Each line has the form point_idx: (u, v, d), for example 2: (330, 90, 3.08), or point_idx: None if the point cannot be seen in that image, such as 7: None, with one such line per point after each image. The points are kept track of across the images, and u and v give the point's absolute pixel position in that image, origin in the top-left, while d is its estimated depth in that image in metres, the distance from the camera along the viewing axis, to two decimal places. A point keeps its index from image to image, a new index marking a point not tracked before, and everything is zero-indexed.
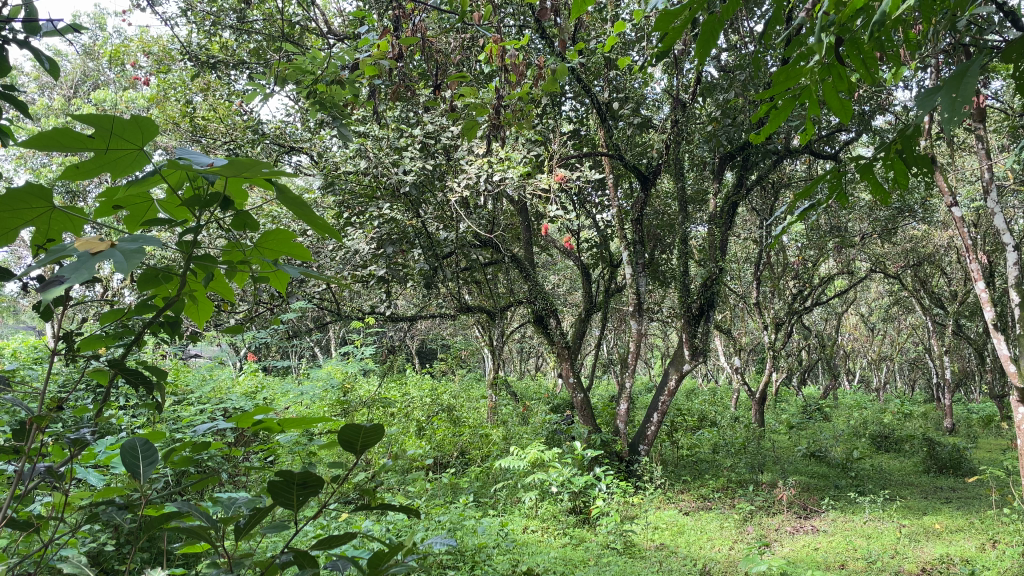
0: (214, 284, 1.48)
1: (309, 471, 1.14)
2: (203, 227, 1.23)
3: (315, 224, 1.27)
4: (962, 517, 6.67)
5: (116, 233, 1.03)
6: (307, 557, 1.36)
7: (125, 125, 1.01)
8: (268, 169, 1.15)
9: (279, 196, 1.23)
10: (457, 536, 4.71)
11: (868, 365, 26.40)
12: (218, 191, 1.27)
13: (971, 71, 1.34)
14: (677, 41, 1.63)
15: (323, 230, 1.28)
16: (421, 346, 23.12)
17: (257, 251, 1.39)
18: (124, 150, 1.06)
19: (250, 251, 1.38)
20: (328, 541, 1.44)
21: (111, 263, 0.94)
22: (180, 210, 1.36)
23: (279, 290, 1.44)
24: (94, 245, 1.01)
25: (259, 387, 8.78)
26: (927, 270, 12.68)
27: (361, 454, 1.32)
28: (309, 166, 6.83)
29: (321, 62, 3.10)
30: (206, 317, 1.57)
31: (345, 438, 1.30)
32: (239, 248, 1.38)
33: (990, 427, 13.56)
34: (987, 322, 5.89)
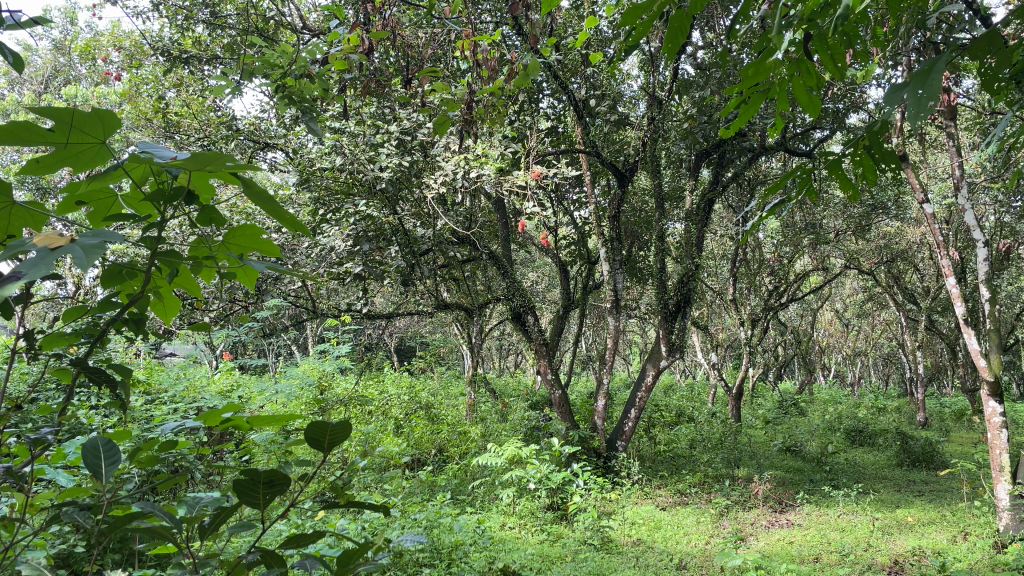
0: (180, 280, 1.44)
1: (275, 470, 1.11)
2: (167, 224, 1.19)
3: (284, 219, 1.24)
4: (934, 510, 6.76)
5: (77, 228, 1.00)
6: (274, 556, 1.33)
7: (87, 118, 0.97)
8: (235, 163, 1.12)
9: (246, 189, 1.19)
10: (434, 534, 4.66)
11: (843, 360, 26.78)
12: (183, 185, 1.23)
13: (939, 68, 1.34)
14: (647, 36, 1.62)
15: (291, 224, 1.24)
16: (400, 343, 23.12)
17: (223, 247, 1.34)
18: (86, 144, 1.02)
19: (217, 247, 1.34)
20: (297, 539, 1.40)
21: (71, 258, 0.90)
22: (145, 205, 1.32)
23: (247, 285, 1.40)
24: (53, 241, 0.97)
25: (234, 386, 8.71)
26: (900, 267, 12.83)
27: (331, 452, 1.29)
28: (284, 163, 6.77)
29: (291, 57, 3.06)
30: (173, 313, 1.53)
31: (314, 436, 1.26)
32: (206, 244, 1.34)
33: (962, 421, 13.75)
34: (958, 317, 5.94)
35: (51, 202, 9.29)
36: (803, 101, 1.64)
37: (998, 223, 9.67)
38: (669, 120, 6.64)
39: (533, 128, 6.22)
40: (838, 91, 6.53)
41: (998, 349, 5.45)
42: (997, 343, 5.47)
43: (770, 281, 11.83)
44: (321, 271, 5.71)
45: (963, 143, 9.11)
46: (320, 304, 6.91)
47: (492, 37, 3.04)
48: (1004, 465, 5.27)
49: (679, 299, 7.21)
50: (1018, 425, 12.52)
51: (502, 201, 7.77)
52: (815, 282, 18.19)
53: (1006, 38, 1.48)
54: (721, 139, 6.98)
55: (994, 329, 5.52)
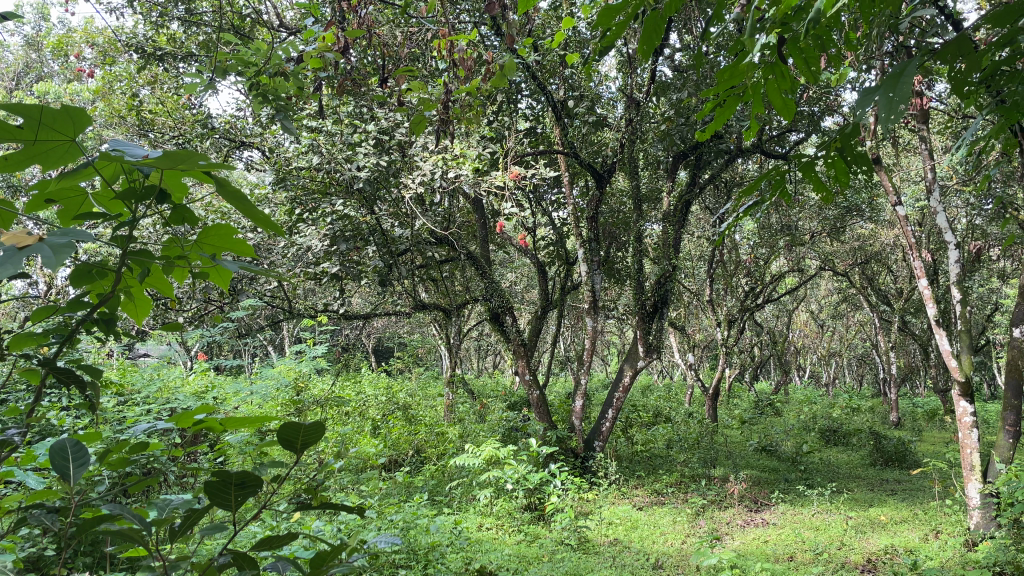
0: (151, 280, 1.41)
1: (247, 471, 1.09)
2: (138, 222, 1.17)
3: (256, 218, 1.22)
4: (906, 509, 6.85)
5: (45, 228, 0.98)
6: (246, 557, 1.31)
7: (56, 115, 0.95)
8: (207, 162, 1.09)
9: (218, 188, 1.17)
10: (410, 535, 4.65)
11: (818, 360, 27.07)
12: (155, 184, 1.21)
13: (908, 71, 1.35)
14: (622, 37, 1.62)
15: (264, 223, 1.23)
16: (378, 343, 23.03)
17: (195, 247, 1.31)
18: (56, 143, 1.00)
19: (190, 246, 1.32)
20: (270, 540, 1.38)
21: (39, 258, 0.89)
22: (116, 203, 1.29)
23: (219, 285, 1.38)
24: (20, 240, 0.95)
25: (208, 386, 8.63)
26: (873, 268, 12.99)
27: (303, 454, 1.28)
28: (260, 162, 6.72)
29: (265, 54, 3.03)
30: (144, 313, 1.50)
31: (287, 437, 1.25)
32: (178, 243, 1.31)
33: (934, 421, 13.94)
34: (930, 318, 6.00)
35: (21, 200, 9.15)
36: (777, 104, 1.64)
37: (970, 225, 9.81)
38: (646, 121, 6.67)
39: (511, 129, 6.21)
40: (813, 94, 6.58)
41: (969, 349, 5.52)
42: (968, 344, 5.54)
43: (746, 282, 11.92)
44: (297, 271, 5.67)
45: (934, 146, 9.24)
46: (296, 304, 6.86)
47: (469, 36, 3.02)
48: (974, 464, 5.34)
49: (656, 300, 7.24)
50: (988, 424, 12.72)
51: (480, 201, 7.75)
52: (791, 283, 18.37)
53: (973, 41, 1.49)
54: (698, 141, 7.01)
55: (965, 331, 5.59)
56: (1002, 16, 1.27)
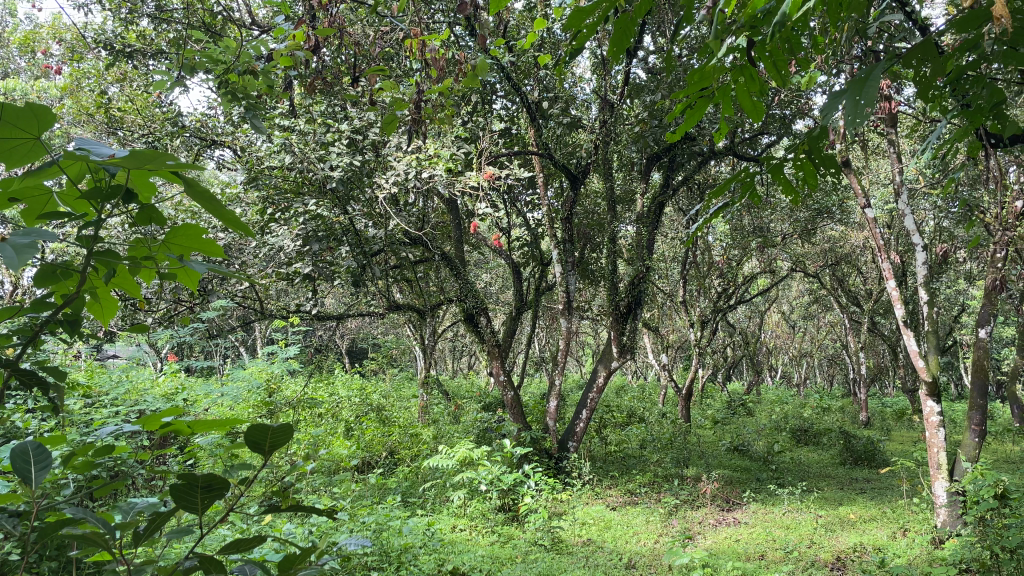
0: (117, 281, 1.38)
1: (214, 472, 1.06)
2: (104, 222, 1.14)
3: (225, 217, 1.19)
4: (875, 507, 6.95)
5: (7, 228, 0.95)
6: (210, 560, 1.28)
7: (22, 113, 0.92)
8: (174, 162, 1.06)
9: (186, 189, 1.14)
10: (383, 537, 4.63)
11: (789, 361, 27.40)
12: (121, 183, 1.18)
13: (874, 75, 1.36)
14: (592, 38, 1.62)
15: (232, 222, 1.20)
16: (352, 345, 22.92)
17: (163, 247, 1.28)
18: (22, 144, 0.97)
19: (157, 246, 1.29)
20: (236, 542, 1.35)
21: (2, 259, 0.86)
22: (82, 203, 1.25)
23: (187, 286, 1.35)
24: None
25: (178, 388, 8.53)
26: (843, 270, 13.17)
27: (271, 455, 1.25)
28: (232, 161, 6.65)
29: (235, 52, 3.00)
30: (111, 314, 1.47)
31: (254, 439, 1.22)
32: (145, 244, 1.29)
33: (902, 421, 14.16)
34: (898, 319, 6.06)
35: None
36: (746, 106, 1.65)
37: (937, 228, 9.98)
38: (620, 123, 6.69)
39: (486, 129, 6.20)
40: (785, 97, 6.65)
41: (935, 349, 5.60)
42: (935, 344, 5.63)
43: (718, 283, 12.03)
44: (269, 271, 5.61)
45: (903, 150, 9.38)
46: (269, 305, 6.79)
47: (441, 36, 2.99)
48: (942, 462, 5.41)
49: (630, 301, 7.27)
50: (955, 424, 12.93)
51: (455, 202, 7.73)
52: (762, 284, 18.58)
53: (936, 45, 1.51)
54: (671, 143, 7.06)
55: (932, 331, 5.67)
56: (966, 21, 1.28)
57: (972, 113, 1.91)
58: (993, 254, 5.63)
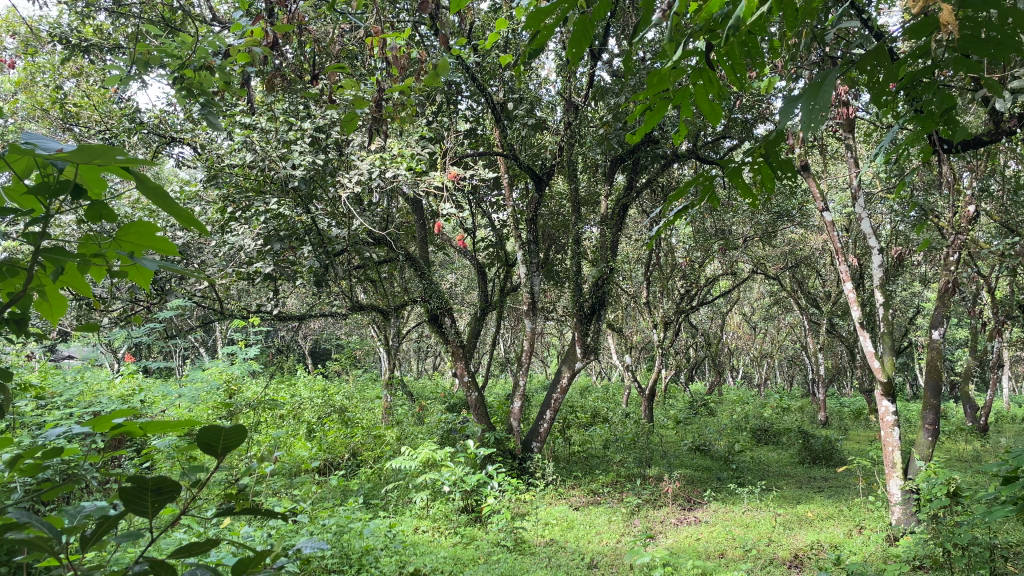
0: (66, 279, 1.32)
1: (164, 474, 0.97)
2: (52, 219, 1.08)
3: (178, 214, 1.13)
4: (832, 505, 7.07)
5: None
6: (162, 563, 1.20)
7: None
8: (125, 157, 1.01)
9: (138, 186, 1.07)
10: (343, 539, 4.58)
11: (750, 362, 27.79)
12: (70, 179, 1.12)
13: (828, 82, 1.36)
14: (552, 40, 1.60)
15: (186, 220, 1.14)
16: (315, 345, 22.72)
17: (113, 245, 1.22)
18: None
19: (108, 244, 1.23)
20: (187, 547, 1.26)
21: None
22: (29, 198, 1.19)
23: (140, 284, 1.29)
24: None
25: (135, 390, 8.37)
26: (803, 272, 13.38)
27: (225, 456, 1.17)
28: (191, 159, 6.54)
29: (191, 47, 2.95)
30: (59, 313, 1.40)
31: (207, 440, 1.14)
32: (95, 241, 1.23)
33: (859, 420, 14.47)
34: (855, 320, 6.13)
35: None
36: (705, 110, 1.64)
37: (893, 231, 10.18)
38: (585, 125, 6.72)
39: (451, 129, 6.18)
40: (747, 101, 6.72)
41: (891, 350, 5.71)
42: (891, 346, 5.73)
43: (681, 284, 12.14)
44: (228, 271, 5.50)
45: (861, 155, 9.57)
46: (229, 304, 6.69)
47: (403, 34, 2.95)
48: (897, 461, 5.51)
49: (594, 303, 7.29)
50: (909, 423, 13.22)
51: (420, 202, 7.68)
52: (725, 285, 18.78)
53: (890, 52, 1.53)
54: (635, 145, 7.10)
55: (888, 333, 5.78)
56: (920, 28, 1.30)
57: (924, 118, 1.95)
58: (947, 257, 5.75)
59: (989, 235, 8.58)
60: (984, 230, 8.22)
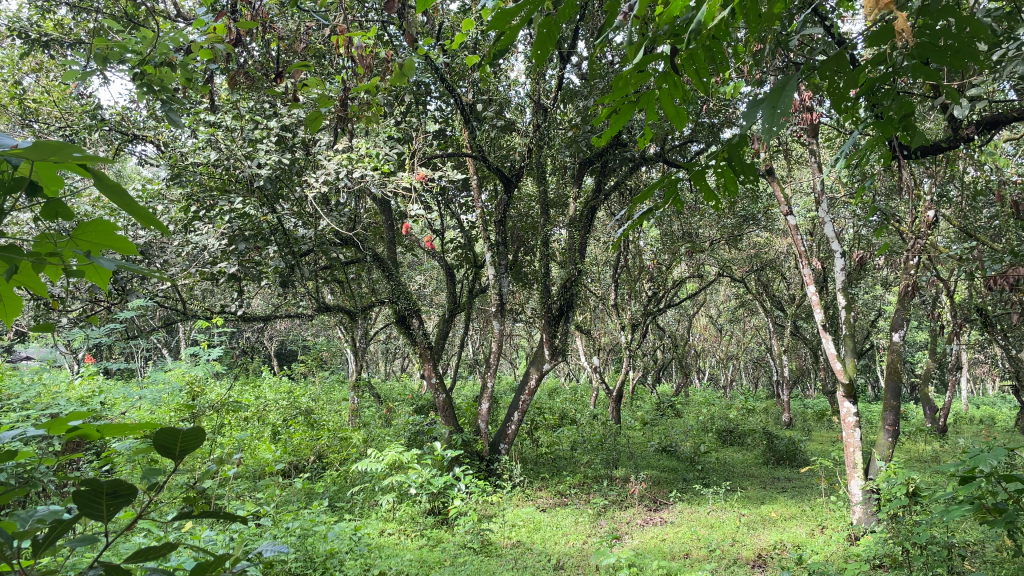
0: (20, 279, 1.26)
1: (121, 476, 0.84)
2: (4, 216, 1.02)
3: (138, 213, 1.06)
4: (795, 505, 7.17)
5: None
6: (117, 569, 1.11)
7: None
8: (82, 154, 0.97)
9: (97, 184, 1.01)
10: (307, 543, 4.52)
11: (716, 363, 28.07)
12: (23, 176, 1.06)
13: (789, 87, 1.35)
14: (517, 41, 1.58)
15: (146, 219, 1.07)
16: (280, 346, 22.49)
17: (69, 244, 1.16)
18: None
19: (63, 243, 1.17)
20: (143, 554, 1.16)
21: None
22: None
23: (98, 285, 1.23)
24: None
25: (95, 392, 8.20)
26: (768, 275, 13.54)
27: (183, 460, 1.07)
28: (154, 156, 6.42)
29: (151, 42, 2.88)
30: (14, 313, 1.34)
31: (165, 445, 1.04)
32: (49, 241, 1.16)
33: (822, 422, 14.68)
34: (818, 322, 6.19)
35: None
36: (670, 114, 1.63)
37: (855, 235, 10.35)
38: (554, 127, 6.72)
39: (419, 129, 6.14)
40: (713, 106, 6.77)
41: (853, 353, 5.78)
42: (852, 348, 5.81)
43: (648, 286, 12.22)
44: (190, 271, 5.39)
45: (824, 160, 9.71)
46: (193, 304, 6.58)
47: (368, 32, 2.91)
48: (857, 461, 5.60)
49: (562, 304, 7.30)
50: (870, 424, 13.48)
51: (388, 202, 7.62)
52: (692, 287, 18.92)
53: (849, 58, 1.53)
54: (604, 147, 7.13)
55: (849, 335, 5.86)
56: (879, 35, 1.30)
57: (883, 124, 1.98)
58: (907, 260, 5.85)
59: (948, 240, 8.75)
60: (943, 236, 8.41)
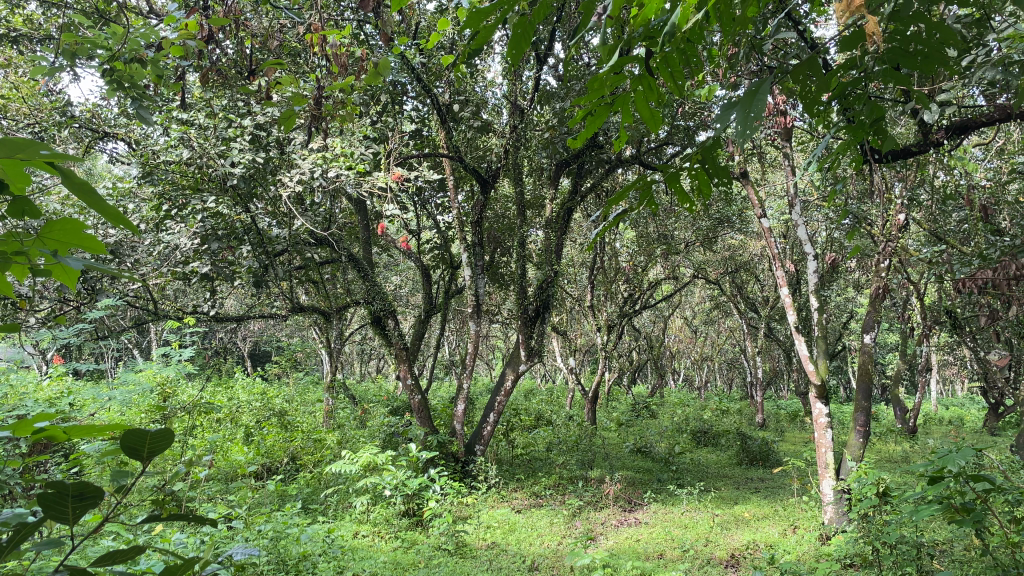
0: None
1: (85, 478, 0.80)
2: None
3: (109, 212, 1.01)
4: (768, 505, 7.23)
5: None
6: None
7: None
8: (49, 150, 0.92)
9: (65, 180, 0.96)
10: (280, 545, 4.47)
11: (691, 365, 28.23)
12: None
13: (762, 91, 1.34)
14: (492, 42, 1.56)
15: (118, 219, 1.02)
16: (254, 347, 22.28)
17: (35, 243, 1.10)
18: None
19: (28, 242, 1.11)
20: (108, 563, 1.11)
21: None
22: None
23: (67, 286, 1.17)
24: None
25: (64, 394, 8.06)
26: (743, 277, 13.65)
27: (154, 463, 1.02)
28: (125, 154, 6.32)
29: (120, 38, 2.83)
30: None
31: (134, 448, 0.98)
32: (13, 240, 1.11)
33: (795, 423, 14.84)
34: (792, 324, 6.22)
35: None
36: (645, 117, 1.62)
37: (827, 238, 10.47)
38: (531, 129, 6.72)
39: (395, 129, 6.11)
40: (689, 108, 6.81)
41: (825, 354, 5.82)
42: (824, 350, 5.87)
43: (624, 288, 12.26)
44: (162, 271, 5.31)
45: (798, 164, 9.80)
46: (164, 304, 6.49)
47: (343, 31, 2.88)
48: (829, 462, 5.65)
49: (538, 306, 7.30)
50: (842, 424, 13.64)
51: (363, 202, 7.58)
52: (668, 289, 19.01)
53: (822, 61, 1.54)
54: (580, 149, 7.14)
55: (822, 337, 5.91)
56: (852, 39, 1.30)
57: (854, 128, 1.99)
58: (878, 264, 5.91)
59: (918, 243, 8.88)
60: (913, 239, 8.52)
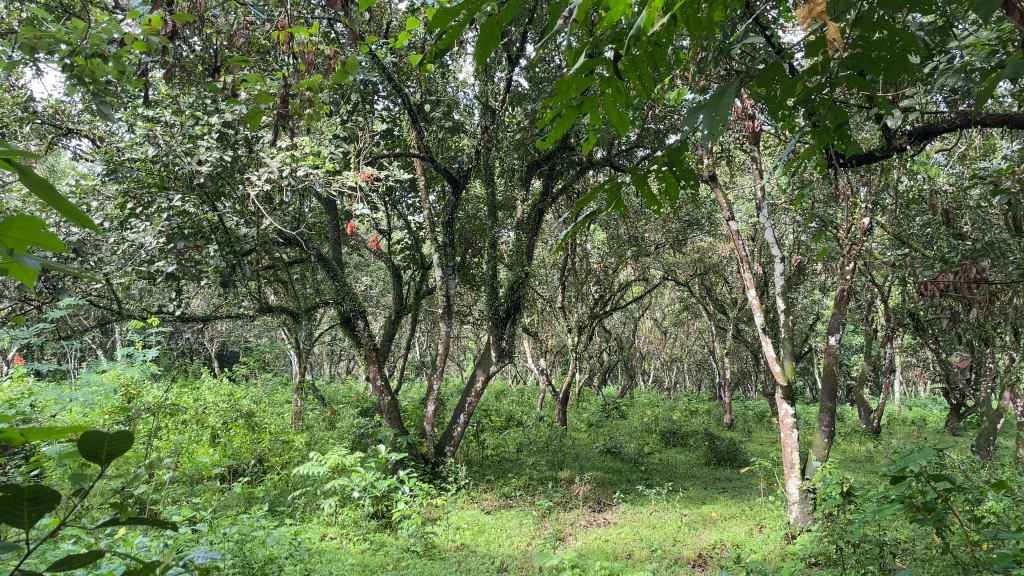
0: None
1: (40, 482, 0.77)
2: None
3: (68, 208, 0.97)
4: (735, 505, 7.29)
5: None
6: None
7: None
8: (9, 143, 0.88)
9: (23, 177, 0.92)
10: (246, 548, 4.40)
11: (661, 366, 28.40)
12: None
13: (728, 94, 1.34)
14: (459, 41, 1.54)
15: (77, 216, 0.98)
16: (221, 348, 21.95)
17: None
18: None
19: None
20: (65, 569, 1.06)
21: None
22: None
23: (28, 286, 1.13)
24: None
25: (23, 395, 7.87)
26: (712, 279, 13.76)
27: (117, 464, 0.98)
28: (88, 151, 6.19)
29: (81, 32, 2.76)
30: None
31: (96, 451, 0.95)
32: None
33: (762, 423, 15.00)
34: (759, 325, 6.28)
35: None
36: (612, 119, 1.62)
37: (794, 241, 10.60)
38: (502, 130, 6.72)
39: (364, 129, 6.08)
40: (659, 111, 6.84)
41: (791, 355, 5.89)
42: (791, 351, 5.94)
43: (594, 290, 12.30)
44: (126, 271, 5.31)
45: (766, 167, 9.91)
46: (128, 304, 6.38)
47: (311, 28, 2.84)
48: (794, 461, 5.73)
49: (508, 307, 7.30)
50: (807, 424, 13.79)
51: (332, 202, 7.54)
52: (638, 290, 19.12)
53: (787, 67, 1.54)
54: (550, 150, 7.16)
55: (788, 338, 5.98)
56: (814, 45, 1.30)
57: (818, 132, 2.01)
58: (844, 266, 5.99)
59: (882, 246, 9.02)
60: (877, 242, 8.65)
